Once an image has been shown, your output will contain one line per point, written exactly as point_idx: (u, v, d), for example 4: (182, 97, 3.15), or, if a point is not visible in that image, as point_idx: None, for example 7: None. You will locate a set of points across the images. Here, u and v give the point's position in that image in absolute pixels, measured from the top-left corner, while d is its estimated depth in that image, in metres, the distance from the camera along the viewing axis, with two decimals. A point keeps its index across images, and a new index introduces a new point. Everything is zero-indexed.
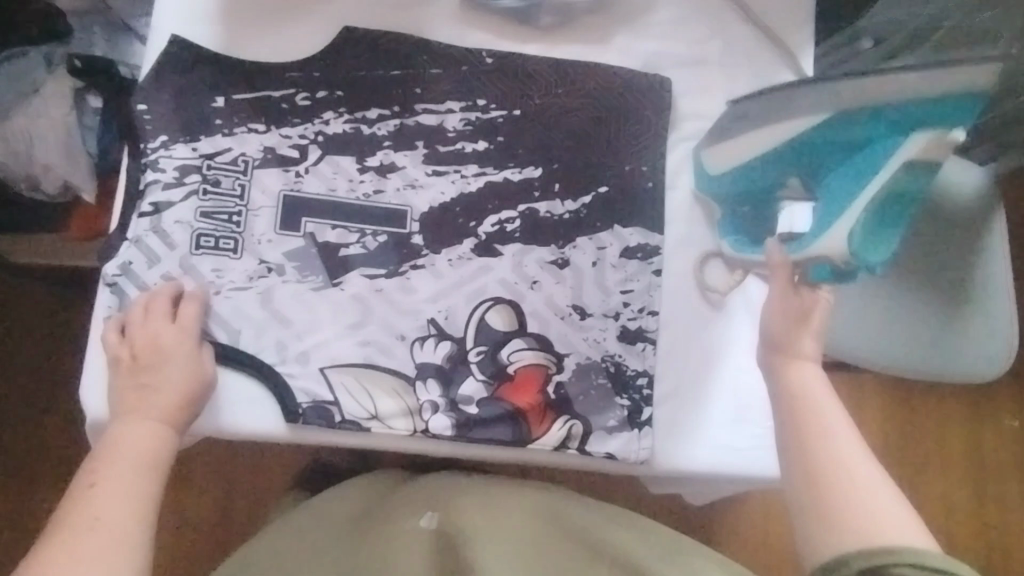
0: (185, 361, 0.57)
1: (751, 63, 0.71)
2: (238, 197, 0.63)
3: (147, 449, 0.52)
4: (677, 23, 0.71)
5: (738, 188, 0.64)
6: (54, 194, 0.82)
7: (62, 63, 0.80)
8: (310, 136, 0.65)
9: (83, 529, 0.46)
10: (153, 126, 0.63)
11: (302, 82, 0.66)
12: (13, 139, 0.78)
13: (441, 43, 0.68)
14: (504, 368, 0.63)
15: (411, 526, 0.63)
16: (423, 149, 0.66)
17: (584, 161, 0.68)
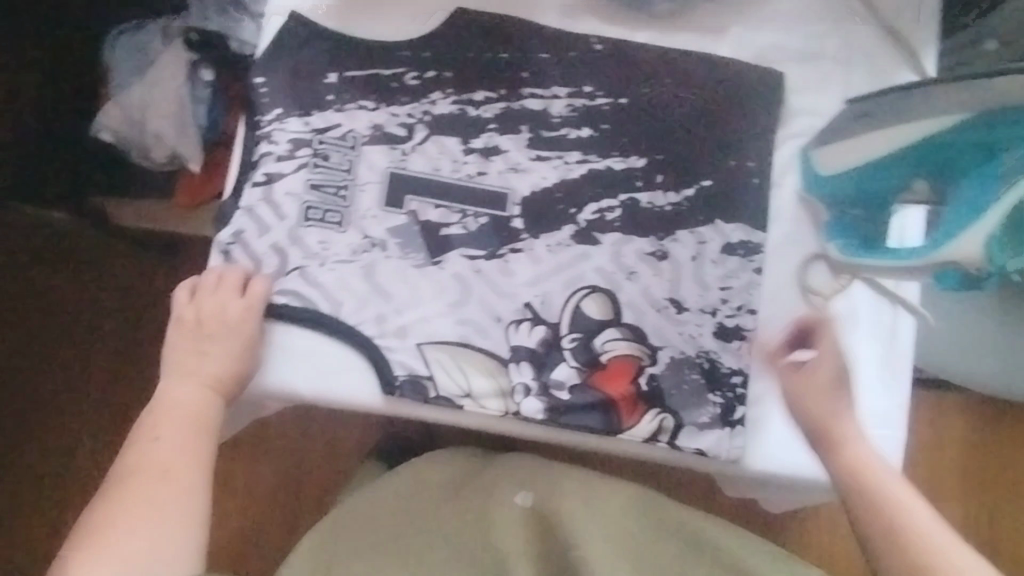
0: (241, 334, 0.60)
1: (868, 59, 0.70)
2: (345, 172, 0.64)
3: (197, 413, 0.57)
4: (797, 15, 0.71)
5: (853, 188, 0.64)
6: (162, 163, 0.85)
7: (178, 36, 0.82)
8: (417, 116, 0.66)
9: (135, 487, 0.53)
10: (269, 100, 0.65)
11: (412, 62, 0.66)
12: (131, 108, 0.83)
13: (550, 28, 0.68)
14: (597, 357, 0.64)
15: (509, 504, 0.64)
16: (528, 133, 0.66)
17: (688, 153, 0.67)
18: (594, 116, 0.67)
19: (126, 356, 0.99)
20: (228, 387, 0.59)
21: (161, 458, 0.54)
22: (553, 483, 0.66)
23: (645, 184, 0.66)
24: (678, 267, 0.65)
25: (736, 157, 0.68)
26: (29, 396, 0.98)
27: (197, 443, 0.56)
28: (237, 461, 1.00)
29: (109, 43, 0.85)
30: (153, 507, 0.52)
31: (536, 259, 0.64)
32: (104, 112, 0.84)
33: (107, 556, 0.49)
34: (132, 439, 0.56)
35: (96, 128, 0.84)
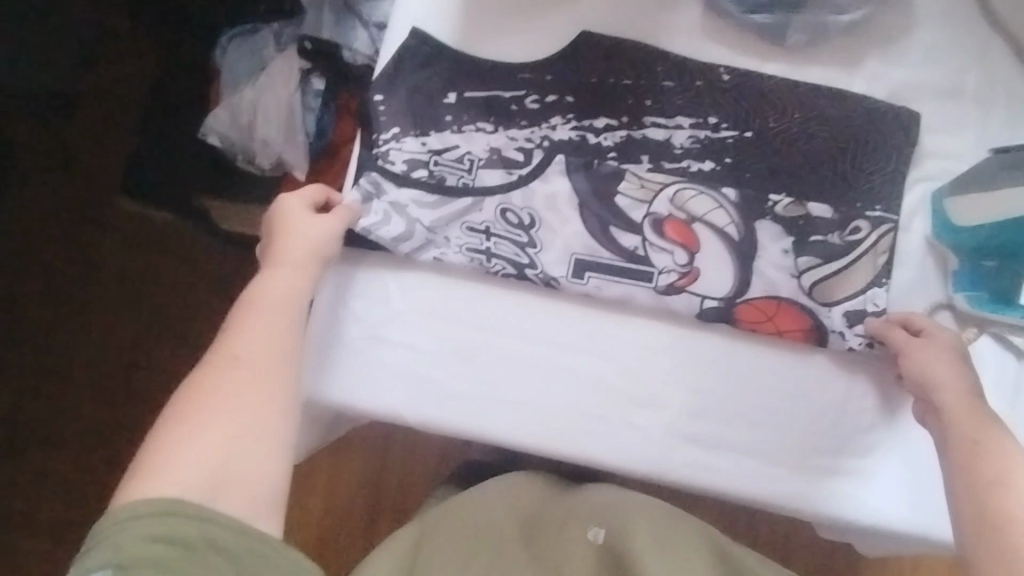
0: (329, 227, 0.60)
1: (1010, 101, 0.68)
2: (462, 192, 0.63)
3: (286, 292, 0.56)
4: (938, 49, 0.68)
5: (986, 242, 0.62)
6: (266, 168, 0.86)
7: (290, 42, 0.83)
8: (536, 141, 0.65)
9: (225, 365, 0.50)
10: (386, 118, 0.64)
11: (534, 84, 0.66)
12: (241, 111, 0.83)
13: (677, 54, 0.67)
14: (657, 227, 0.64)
15: (581, 537, 0.62)
16: (648, 164, 0.65)
17: (816, 192, 0.65)
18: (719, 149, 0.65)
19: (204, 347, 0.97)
20: (311, 266, 0.58)
21: (253, 338, 0.52)
22: (627, 515, 0.63)
23: (772, 219, 0.64)
24: (792, 301, 0.64)
25: (864, 199, 0.65)
26: (107, 381, 0.97)
27: (287, 321, 0.54)
28: (315, 467, 0.99)
29: (220, 46, 0.86)
30: (235, 394, 0.49)
31: (652, 288, 0.64)
32: (212, 115, 0.85)
33: (194, 437, 0.46)
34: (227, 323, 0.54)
35: (204, 131, 0.85)
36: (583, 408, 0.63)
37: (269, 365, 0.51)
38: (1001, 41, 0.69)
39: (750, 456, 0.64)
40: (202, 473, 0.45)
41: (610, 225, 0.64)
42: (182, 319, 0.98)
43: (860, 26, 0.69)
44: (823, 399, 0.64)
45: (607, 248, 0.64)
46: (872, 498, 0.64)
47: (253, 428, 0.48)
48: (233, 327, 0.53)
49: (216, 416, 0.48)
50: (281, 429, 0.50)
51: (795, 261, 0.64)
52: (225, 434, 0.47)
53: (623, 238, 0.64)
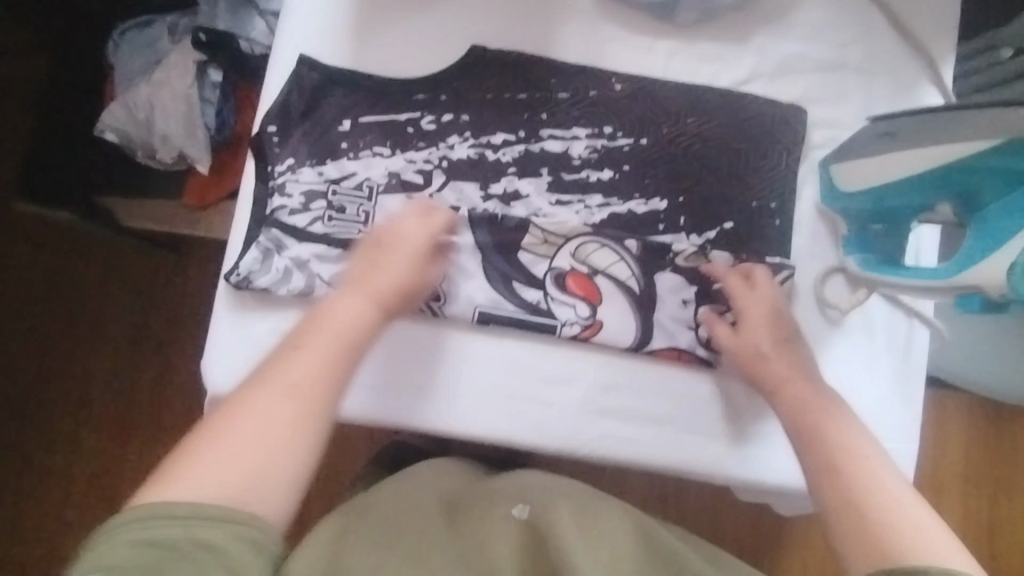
0: (406, 258, 0.61)
1: (891, 67, 0.71)
2: (362, 223, 0.64)
3: (352, 321, 0.56)
4: (821, 21, 0.71)
5: (871, 206, 0.63)
6: (169, 162, 0.83)
7: (185, 35, 0.81)
8: (434, 162, 0.67)
9: (281, 383, 0.49)
10: (281, 149, 0.65)
11: (428, 105, 0.67)
12: (137, 107, 0.81)
13: (570, 62, 0.69)
14: (561, 283, 0.66)
15: (506, 517, 0.62)
16: (548, 177, 0.68)
17: (709, 194, 0.69)
18: (611, 139, 0.68)
19: (109, 346, 0.93)
20: (387, 301, 0.59)
21: (309, 363, 0.51)
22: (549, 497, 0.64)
23: (673, 270, 0.67)
24: (694, 348, 0.67)
25: (755, 200, 0.69)
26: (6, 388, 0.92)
27: (345, 353, 0.54)
28: None
29: (112, 41, 0.83)
30: (271, 413, 0.48)
31: (556, 335, 0.66)
32: (106, 111, 0.82)
33: (223, 450, 0.45)
34: (284, 343, 0.54)
35: (99, 128, 0.82)
36: (484, 390, 0.65)
37: (312, 385, 0.50)
38: (880, 8, 0.72)
39: (656, 424, 0.66)
40: (231, 489, 0.44)
41: (512, 279, 0.66)
42: (84, 321, 0.93)
43: (748, 4, 0.71)
44: (722, 371, 0.68)
45: (509, 300, 0.66)
46: (772, 456, 0.67)
47: (283, 445, 0.47)
48: (294, 350, 0.52)
49: (246, 429, 0.47)
50: (308, 450, 0.48)
51: (695, 311, 0.67)
52: (255, 452, 0.46)
53: (526, 291, 0.66)
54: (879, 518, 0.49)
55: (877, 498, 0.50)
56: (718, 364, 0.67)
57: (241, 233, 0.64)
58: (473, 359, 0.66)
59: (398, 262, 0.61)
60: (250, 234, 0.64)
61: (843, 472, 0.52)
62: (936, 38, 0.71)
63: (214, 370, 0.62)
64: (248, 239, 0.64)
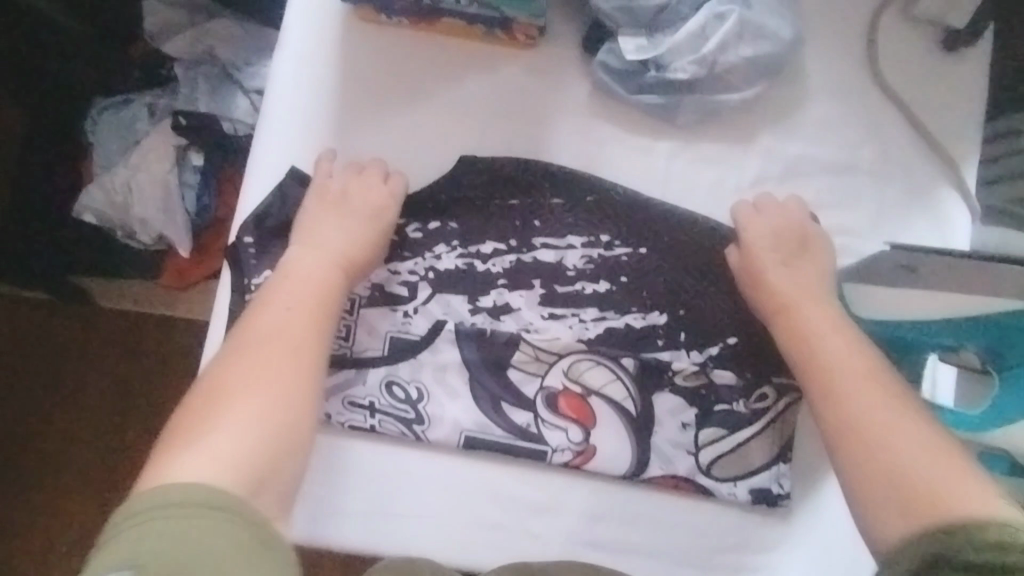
0: (368, 216, 0.61)
1: (904, 172, 0.68)
2: (342, 339, 0.62)
3: (322, 282, 0.57)
4: (829, 123, 0.68)
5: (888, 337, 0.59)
6: (148, 243, 0.81)
7: (166, 117, 0.78)
8: (420, 273, 0.63)
9: (258, 350, 0.51)
10: (257, 262, 0.62)
11: (415, 211, 0.65)
12: (115, 189, 0.77)
13: (565, 165, 0.66)
14: (552, 407, 0.62)
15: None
16: (540, 289, 0.64)
17: (713, 308, 0.64)
18: (608, 248, 0.65)
19: (80, 426, 0.87)
20: (354, 264, 0.60)
21: (282, 329, 0.53)
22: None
23: (671, 390, 0.63)
24: (694, 475, 0.63)
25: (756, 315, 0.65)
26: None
27: (323, 316, 0.55)
28: None
29: (91, 120, 0.79)
30: (255, 381, 0.50)
31: (546, 462, 0.62)
32: (84, 193, 0.78)
33: (219, 431, 0.46)
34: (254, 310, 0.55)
35: (77, 209, 0.79)
36: (479, 518, 0.62)
37: (287, 362, 0.51)
38: (895, 108, 0.69)
39: (651, 556, 0.63)
40: (229, 475, 0.45)
41: (501, 401, 0.62)
42: (51, 402, 0.88)
43: (752, 106, 0.68)
44: (722, 499, 0.64)
45: (498, 424, 0.62)
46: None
47: (275, 430, 0.48)
48: (267, 320, 0.54)
49: (234, 414, 0.48)
50: (294, 432, 0.49)
51: (694, 436, 0.63)
52: (247, 424, 0.47)
53: (515, 414, 0.62)
54: (904, 492, 0.48)
55: (912, 472, 0.48)
56: (718, 493, 0.63)
57: (216, 349, 0.61)
58: (458, 485, 0.62)
59: (346, 230, 0.61)
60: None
61: (860, 448, 0.51)
62: (955, 140, 0.69)
63: None
64: None
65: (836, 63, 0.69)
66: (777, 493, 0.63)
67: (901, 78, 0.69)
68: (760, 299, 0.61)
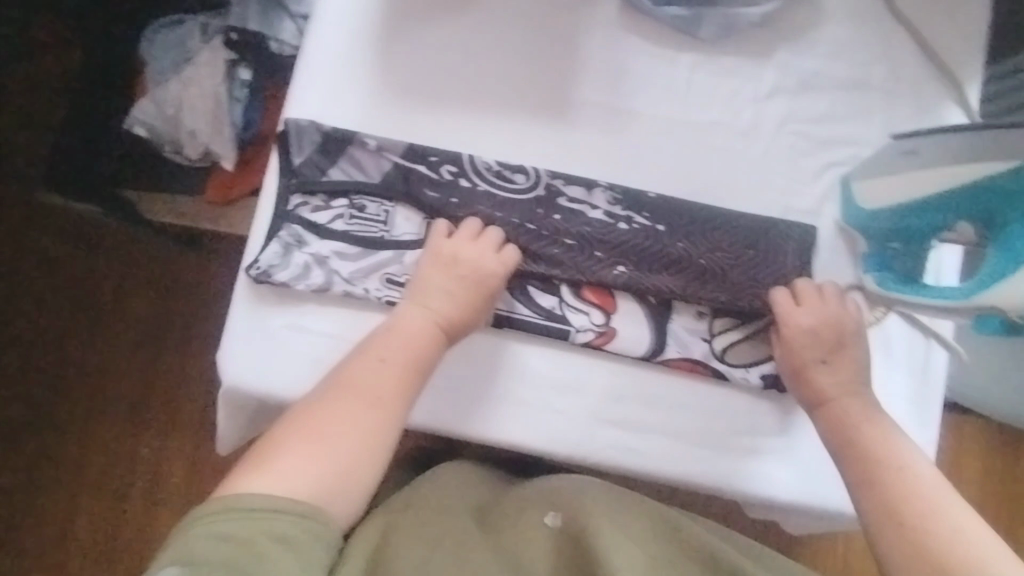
0: (490, 285, 0.63)
1: (914, 87, 0.71)
2: (382, 223, 0.65)
3: (413, 340, 0.60)
4: (844, 43, 0.71)
5: (891, 225, 0.64)
6: (194, 159, 0.86)
7: (217, 35, 0.83)
8: (451, 168, 0.67)
9: (345, 397, 0.56)
10: (300, 151, 0.65)
11: (450, 112, 0.68)
12: (166, 104, 0.83)
13: (590, 72, 0.70)
14: (577, 293, 0.67)
15: (537, 523, 0.61)
16: (562, 188, 0.67)
17: (725, 206, 0.69)
18: (630, 150, 0.69)
19: (150, 331, 1.06)
20: (451, 329, 0.62)
21: (372, 381, 0.57)
22: (585, 496, 0.62)
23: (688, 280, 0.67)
24: (708, 360, 0.67)
25: (764, 214, 0.69)
26: (68, 366, 1.05)
27: (412, 375, 0.59)
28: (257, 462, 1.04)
29: (146, 39, 0.85)
30: (337, 422, 0.55)
31: (569, 342, 0.66)
32: (137, 106, 0.84)
33: (301, 457, 0.52)
34: (355, 356, 0.59)
35: (130, 122, 0.84)
36: (507, 394, 0.66)
37: (372, 413, 0.56)
38: (903, 30, 0.71)
39: (668, 434, 0.66)
40: (311, 486, 0.51)
41: (528, 285, 0.66)
42: (126, 310, 1.06)
43: (770, 22, 0.71)
44: (737, 385, 0.67)
45: (525, 305, 0.66)
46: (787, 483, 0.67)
47: (347, 467, 0.53)
48: (363, 363, 0.58)
49: (317, 448, 0.53)
50: (369, 475, 0.54)
51: (709, 323, 0.67)
52: (325, 458, 0.53)
53: (542, 297, 0.66)
54: (919, 505, 0.54)
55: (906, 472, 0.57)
56: (731, 377, 0.67)
57: (260, 226, 0.65)
58: (491, 363, 0.66)
59: (462, 297, 0.62)
60: (272, 228, 0.64)
61: (903, 484, 0.56)
62: (960, 62, 0.71)
63: (229, 358, 0.63)
64: (269, 232, 0.64)
65: None
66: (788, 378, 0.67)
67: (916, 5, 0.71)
68: (791, 349, 0.65)
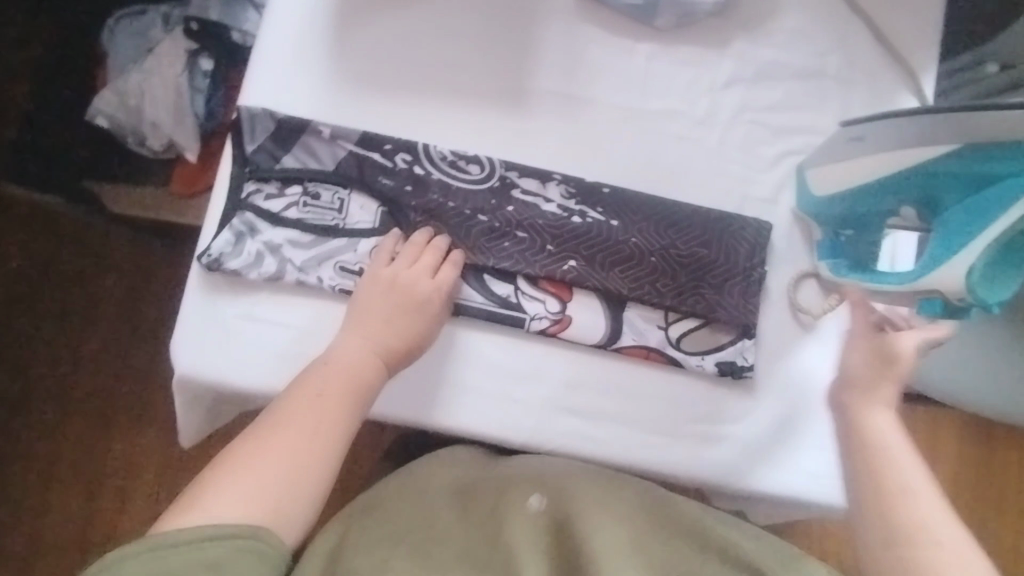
0: (428, 314, 0.63)
1: (870, 76, 0.71)
2: (336, 212, 0.65)
3: (357, 369, 0.60)
4: (802, 31, 0.71)
5: (844, 210, 0.65)
6: (158, 151, 0.86)
7: (178, 24, 0.83)
8: (406, 157, 0.67)
9: (283, 428, 0.55)
10: (253, 139, 0.65)
11: (405, 100, 0.68)
12: (128, 94, 0.83)
13: (546, 61, 0.70)
14: (533, 281, 0.66)
15: (522, 505, 0.60)
16: (517, 178, 0.68)
17: (680, 195, 0.69)
18: (586, 138, 0.69)
19: (122, 326, 1.07)
20: (396, 358, 0.62)
21: (315, 411, 0.57)
22: (573, 485, 0.62)
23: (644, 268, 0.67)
24: (664, 347, 0.67)
25: (719, 203, 0.69)
26: (41, 362, 1.06)
27: (354, 403, 0.59)
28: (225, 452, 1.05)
29: (108, 29, 0.86)
30: (274, 452, 0.54)
31: (524, 330, 0.66)
32: (98, 98, 0.84)
33: (234, 488, 0.52)
34: (299, 382, 0.59)
35: (91, 113, 0.84)
36: (468, 384, 0.66)
37: (311, 446, 0.55)
38: (858, 18, 0.71)
39: (626, 423, 0.66)
40: (242, 517, 0.51)
41: (484, 273, 0.66)
42: (98, 305, 1.07)
43: (726, 11, 0.71)
44: (692, 372, 0.67)
45: (480, 293, 0.66)
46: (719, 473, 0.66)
47: (285, 497, 0.53)
48: (305, 392, 0.57)
49: (248, 480, 0.52)
50: (305, 508, 0.54)
51: (665, 312, 0.67)
52: (261, 491, 0.52)
53: (498, 286, 0.66)
54: (891, 509, 0.55)
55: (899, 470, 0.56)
56: (687, 365, 0.67)
57: (213, 215, 0.65)
58: (448, 351, 0.66)
59: (402, 327, 0.62)
60: (224, 215, 0.64)
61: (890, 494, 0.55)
62: (917, 52, 0.71)
63: (181, 347, 0.63)
64: (221, 221, 0.64)
65: None
66: (744, 364, 0.67)
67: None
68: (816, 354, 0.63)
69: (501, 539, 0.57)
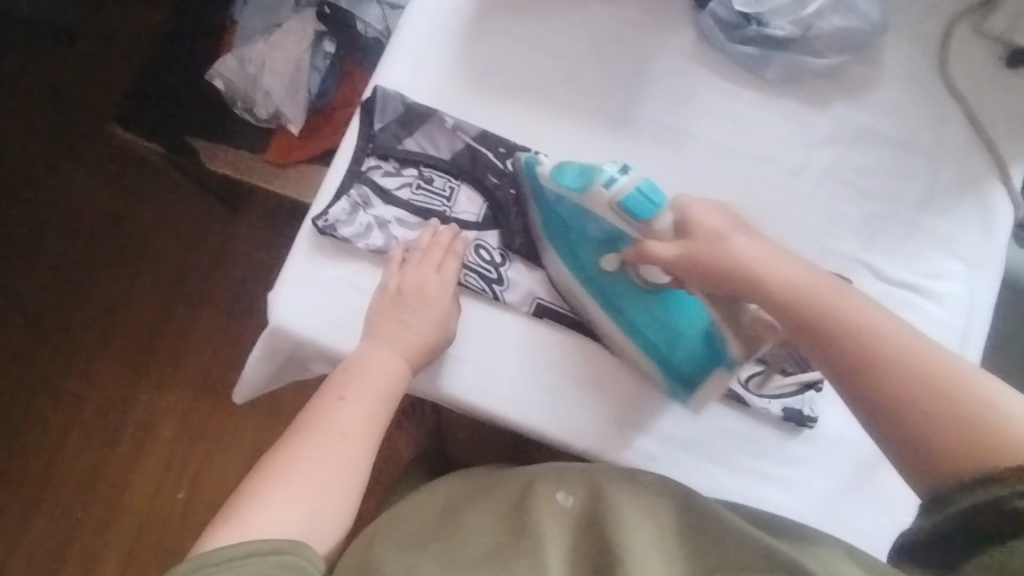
0: (437, 312, 0.65)
1: (962, 157, 0.74)
2: (446, 199, 0.69)
3: (380, 377, 0.61)
4: (901, 104, 0.75)
5: (664, 353, 0.65)
6: (263, 119, 0.90)
7: (309, 7, 0.87)
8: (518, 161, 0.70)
9: (312, 436, 0.57)
10: (381, 119, 0.69)
11: (521, 109, 0.72)
12: (249, 61, 0.87)
13: (659, 92, 0.74)
14: None
15: (548, 500, 0.58)
16: None
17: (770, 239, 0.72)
18: (684, 170, 0.73)
19: (183, 281, 1.12)
20: (415, 357, 0.63)
21: (346, 417, 0.59)
22: (603, 481, 0.60)
23: None
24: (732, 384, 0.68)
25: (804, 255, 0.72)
26: (100, 302, 1.11)
27: (375, 407, 0.60)
28: (248, 419, 1.08)
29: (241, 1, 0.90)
30: (306, 458, 0.56)
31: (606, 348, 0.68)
32: (221, 61, 0.88)
33: (266, 500, 0.53)
34: (326, 388, 0.61)
35: (210, 74, 0.88)
36: (539, 385, 0.67)
37: (342, 446, 0.57)
38: (955, 101, 0.75)
39: (689, 446, 0.68)
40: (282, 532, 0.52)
41: None
42: (164, 257, 1.12)
43: (833, 74, 0.75)
44: (756, 412, 0.69)
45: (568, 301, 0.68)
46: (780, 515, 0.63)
47: (320, 506, 0.55)
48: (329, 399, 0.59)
49: (282, 492, 0.54)
50: (338, 506, 0.55)
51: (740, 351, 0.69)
52: (295, 502, 0.54)
53: None
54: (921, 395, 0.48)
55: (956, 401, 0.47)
56: (752, 404, 0.68)
57: (330, 182, 0.69)
58: (526, 346, 0.68)
59: (430, 324, 0.64)
60: (343, 185, 0.68)
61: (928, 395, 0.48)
62: (1009, 142, 0.75)
63: (280, 300, 0.66)
64: (338, 188, 0.68)
65: (917, 59, 0.76)
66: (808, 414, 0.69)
67: (970, 84, 0.76)
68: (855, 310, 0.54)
69: (530, 531, 0.56)
